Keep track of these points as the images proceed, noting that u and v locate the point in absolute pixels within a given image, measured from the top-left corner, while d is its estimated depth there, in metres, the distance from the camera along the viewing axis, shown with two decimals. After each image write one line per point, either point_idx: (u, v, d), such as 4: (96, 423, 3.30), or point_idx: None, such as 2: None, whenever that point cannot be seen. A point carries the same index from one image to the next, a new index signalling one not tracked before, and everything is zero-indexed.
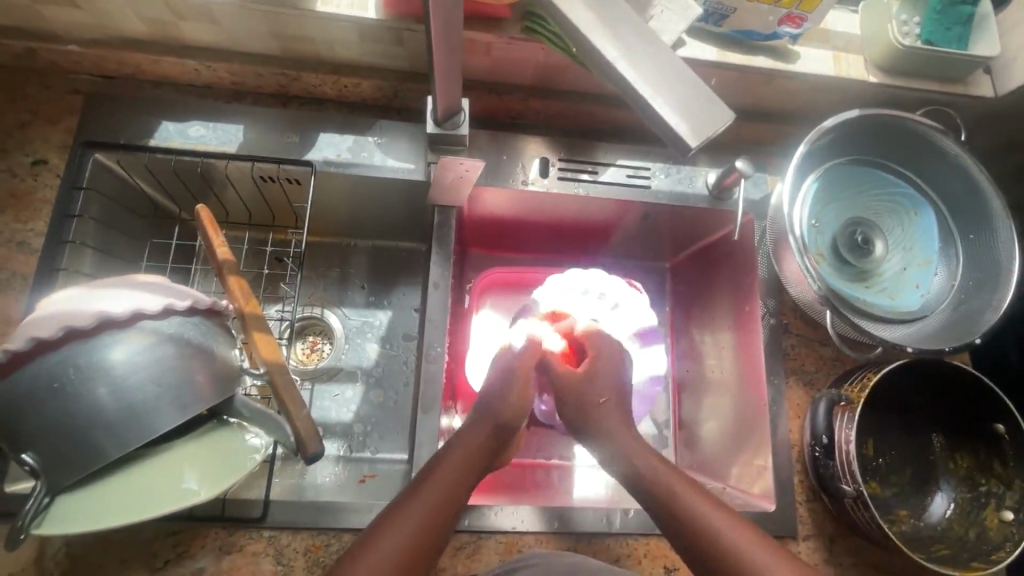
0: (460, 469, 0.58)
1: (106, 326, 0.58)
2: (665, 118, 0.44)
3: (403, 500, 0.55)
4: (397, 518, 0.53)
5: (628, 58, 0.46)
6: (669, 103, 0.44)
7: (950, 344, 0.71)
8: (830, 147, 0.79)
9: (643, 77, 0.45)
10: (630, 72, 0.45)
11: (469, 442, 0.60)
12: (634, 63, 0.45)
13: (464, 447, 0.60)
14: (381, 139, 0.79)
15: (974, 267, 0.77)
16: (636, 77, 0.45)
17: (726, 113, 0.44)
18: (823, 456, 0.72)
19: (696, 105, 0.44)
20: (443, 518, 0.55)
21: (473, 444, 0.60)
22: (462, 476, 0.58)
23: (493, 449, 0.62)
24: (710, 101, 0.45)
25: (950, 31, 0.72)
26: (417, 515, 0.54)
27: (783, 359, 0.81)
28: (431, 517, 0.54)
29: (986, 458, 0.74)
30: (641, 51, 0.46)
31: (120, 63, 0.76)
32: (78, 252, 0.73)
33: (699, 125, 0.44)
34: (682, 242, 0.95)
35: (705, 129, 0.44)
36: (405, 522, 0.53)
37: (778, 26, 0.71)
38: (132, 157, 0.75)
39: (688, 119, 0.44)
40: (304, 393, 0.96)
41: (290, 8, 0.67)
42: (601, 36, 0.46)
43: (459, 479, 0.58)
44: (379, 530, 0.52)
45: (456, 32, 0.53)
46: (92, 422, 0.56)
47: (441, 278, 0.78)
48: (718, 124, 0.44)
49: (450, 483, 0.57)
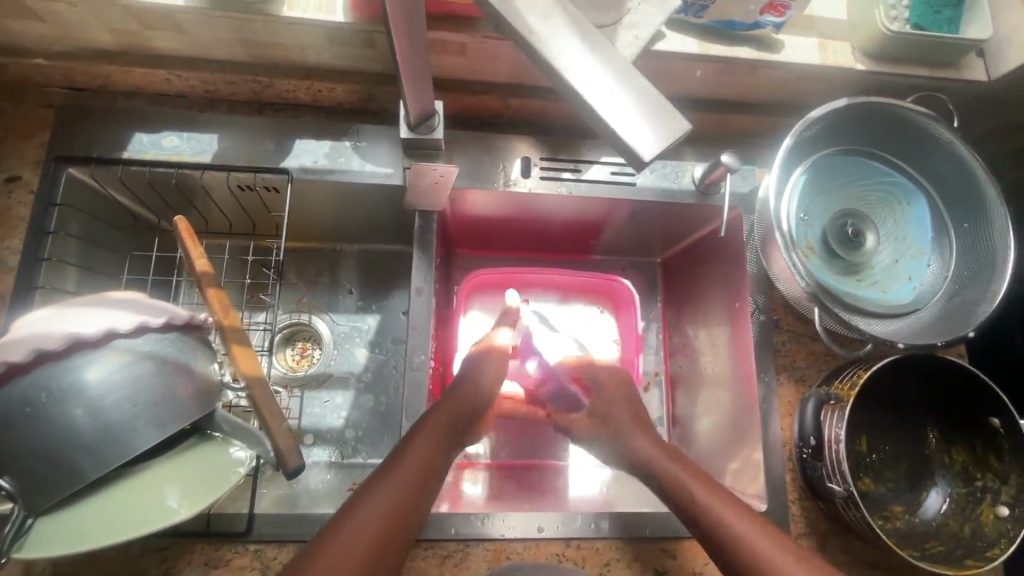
0: (429, 445, 0.60)
1: (78, 348, 0.57)
2: (618, 128, 0.42)
3: (376, 480, 0.57)
4: (371, 496, 0.55)
5: (587, 63, 0.44)
6: (627, 114, 0.43)
7: (943, 338, 0.70)
8: (819, 138, 0.77)
9: (602, 83, 0.43)
10: (588, 77, 0.43)
11: (447, 412, 0.65)
12: (593, 70, 0.44)
13: (432, 428, 0.62)
14: (359, 144, 0.78)
15: (969, 258, 0.75)
16: (592, 83, 0.43)
17: (681, 121, 0.43)
18: (811, 457, 0.71)
19: (656, 115, 0.43)
20: (423, 477, 0.58)
21: (441, 422, 0.63)
22: (435, 453, 0.60)
23: (461, 426, 0.65)
24: (668, 112, 0.43)
25: (939, 14, 0.70)
26: (392, 492, 0.55)
27: (773, 356, 0.79)
28: (405, 494, 0.56)
29: (982, 453, 0.73)
30: (602, 58, 0.44)
31: (90, 76, 0.74)
32: (56, 269, 0.72)
33: (655, 133, 0.42)
34: (672, 238, 0.94)
35: (660, 140, 0.42)
36: (382, 499, 0.55)
37: (761, 15, 0.68)
38: (106, 170, 0.74)
39: (646, 131, 0.42)
40: (294, 400, 0.95)
41: (257, 14, 0.65)
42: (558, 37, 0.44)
43: (439, 443, 0.61)
44: (353, 510, 0.54)
45: (419, 28, 0.51)
46: (68, 444, 0.56)
47: (423, 284, 0.77)
48: (674, 135, 0.42)
49: (423, 460, 0.59)
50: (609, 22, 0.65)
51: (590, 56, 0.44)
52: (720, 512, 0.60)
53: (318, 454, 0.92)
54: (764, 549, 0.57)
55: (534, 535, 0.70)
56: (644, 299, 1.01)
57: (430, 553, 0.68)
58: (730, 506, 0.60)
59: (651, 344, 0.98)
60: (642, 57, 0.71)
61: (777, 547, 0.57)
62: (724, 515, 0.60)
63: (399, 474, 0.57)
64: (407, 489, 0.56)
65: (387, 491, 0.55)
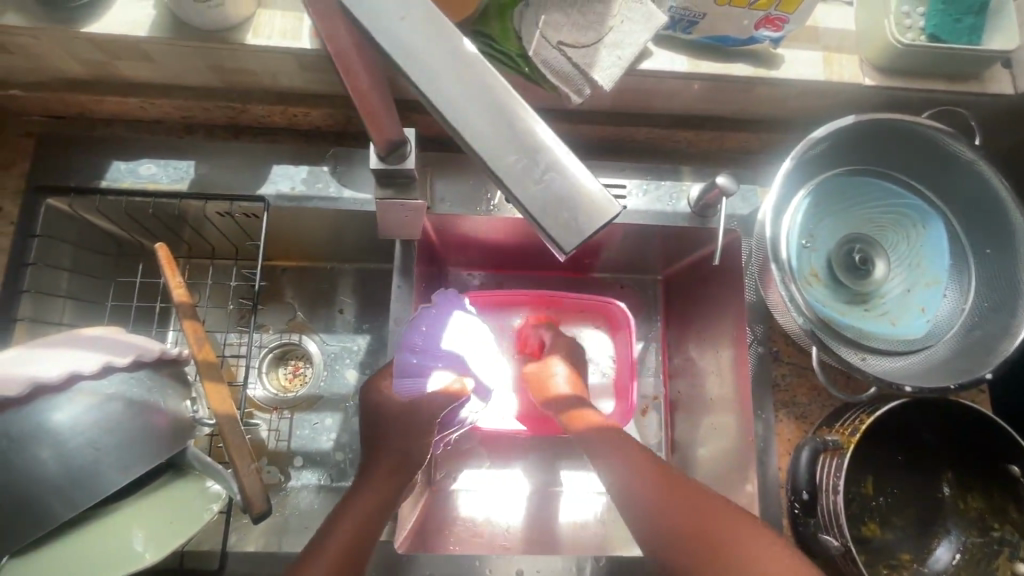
0: (382, 482, 0.61)
1: (40, 393, 0.55)
2: (535, 209, 0.32)
3: (334, 516, 0.58)
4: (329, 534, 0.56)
5: (498, 119, 0.32)
6: (550, 190, 0.32)
7: (957, 379, 0.64)
8: (823, 158, 0.71)
9: (518, 146, 0.32)
10: (499, 140, 0.32)
11: (391, 455, 0.63)
12: (507, 128, 0.32)
13: (381, 465, 0.63)
14: (336, 169, 0.76)
15: (990, 288, 0.69)
16: (504, 146, 0.32)
17: (603, 196, 0.32)
18: (802, 513, 0.68)
19: (580, 192, 0.32)
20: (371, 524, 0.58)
21: (385, 468, 0.62)
22: (385, 496, 0.60)
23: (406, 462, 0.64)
24: (595, 187, 0.32)
25: (959, 22, 0.63)
26: (348, 525, 0.57)
27: (772, 390, 0.75)
28: (362, 526, 0.57)
29: (1001, 501, 0.68)
30: (525, 109, 0.33)
31: (68, 104, 0.74)
32: (36, 300, 0.72)
33: (569, 218, 0.32)
34: (673, 256, 0.88)
35: (582, 225, 0.32)
36: (338, 533, 0.56)
37: (756, 30, 0.63)
38: (84, 199, 0.73)
39: (568, 216, 0.32)
40: (283, 422, 0.92)
41: (222, 42, 0.64)
42: (465, 83, 0.33)
43: (385, 490, 0.60)
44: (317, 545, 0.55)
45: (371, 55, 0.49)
46: (31, 490, 0.53)
47: (402, 313, 0.75)
48: (599, 222, 0.32)
49: (375, 496, 0.60)
50: (587, 41, 0.63)
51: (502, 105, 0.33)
52: (675, 499, 0.59)
53: (308, 477, 0.89)
54: (720, 528, 0.55)
55: None
56: (644, 319, 0.96)
57: None
58: (690, 496, 0.59)
59: (649, 366, 0.93)
60: (627, 76, 0.67)
61: (744, 530, 0.55)
62: (674, 495, 0.59)
63: (354, 508, 0.59)
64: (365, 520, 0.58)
65: (348, 523, 0.57)
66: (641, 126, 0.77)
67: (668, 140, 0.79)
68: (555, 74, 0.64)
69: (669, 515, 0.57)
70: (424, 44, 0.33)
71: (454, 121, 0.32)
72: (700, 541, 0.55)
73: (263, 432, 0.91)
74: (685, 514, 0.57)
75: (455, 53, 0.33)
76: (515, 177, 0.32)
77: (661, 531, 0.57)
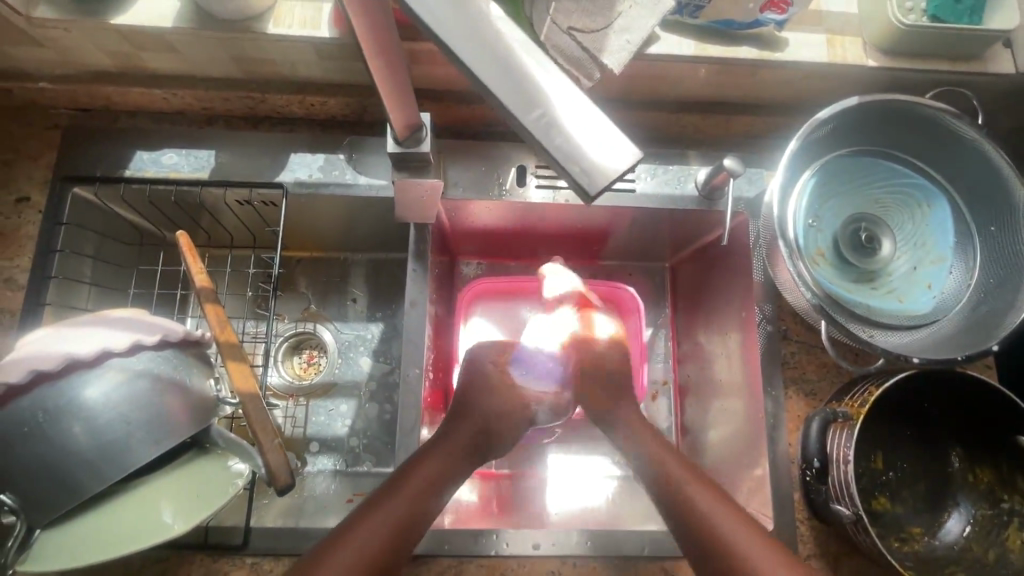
0: (446, 457, 0.62)
1: (74, 368, 0.56)
2: (559, 160, 0.33)
3: (395, 481, 0.59)
4: (384, 502, 0.56)
5: (524, 80, 0.34)
6: (573, 142, 0.34)
7: (964, 351, 0.65)
8: (828, 139, 0.73)
9: (542, 102, 0.34)
10: (523, 97, 0.34)
11: (459, 434, 0.65)
12: (531, 86, 0.34)
13: (454, 440, 0.65)
14: (352, 156, 0.78)
15: (995, 263, 0.70)
16: (528, 103, 0.34)
17: (627, 147, 0.34)
18: (815, 480, 0.69)
19: (601, 143, 0.34)
20: (425, 500, 0.58)
21: (456, 447, 0.64)
22: (444, 473, 0.61)
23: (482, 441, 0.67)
24: (615, 137, 0.34)
25: (960, 4, 0.66)
26: (404, 500, 0.57)
27: (782, 368, 0.76)
28: (423, 496, 0.58)
29: (1009, 473, 0.69)
30: (550, 71, 0.35)
31: (94, 96, 0.77)
32: (64, 286, 0.74)
33: (594, 165, 0.33)
34: (681, 242, 0.88)
35: (606, 171, 0.33)
36: (392, 504, 0.56)
37: (761, 13, 0.65)
38: (110, 188, 0.76)
39: (590, 165, 0.33)
40: (298, 410, 0.91)
41: (243, 32, 0.67)
42: (491, 44, 0.35)
43: (447, 464, 0.62)
44: (370, 508, 0.56)
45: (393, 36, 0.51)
46: (65, 462, 0.55)
47: (418, 296, 0.76)
48: (619, 169, 0.34)
49: (439, 469, 0.61)
50: (597, 27, 0.65)
51: (527, 63, 0.35)
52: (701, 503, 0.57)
53: (324, 463, 0.88)
54: (741, 538, 0.54)
55: (529, 552, 0.69)
56: (652, 306, 0.96)
57: (424, 567, 0.69)
58: (707, 493, 0.58)
59: (659, 352, 0.93)
60: (635, 61, 0.70)
61: (750, 532, 0.55)
62: (702, 501, 0.57)
63: (415, 476, 0.59)
64: (426, 491, 0.58)
65: (407, 493, 0.57)
66: (646, 112, 0.79)
67: (675, 125, 0.81)
68: (566, 59, 0.66)
69: (691, 521, 0.57)
70: (448, 7, 0.35)
71: (482, 80, 0.34)
72: (724, 550, 0.54)
73: (279, 418, 0.90)
74: (712, 518, 0.56)
75: (479, 17, 0.35)
76: (540, 131, 0.34)
77: (685, 534, 0.57)
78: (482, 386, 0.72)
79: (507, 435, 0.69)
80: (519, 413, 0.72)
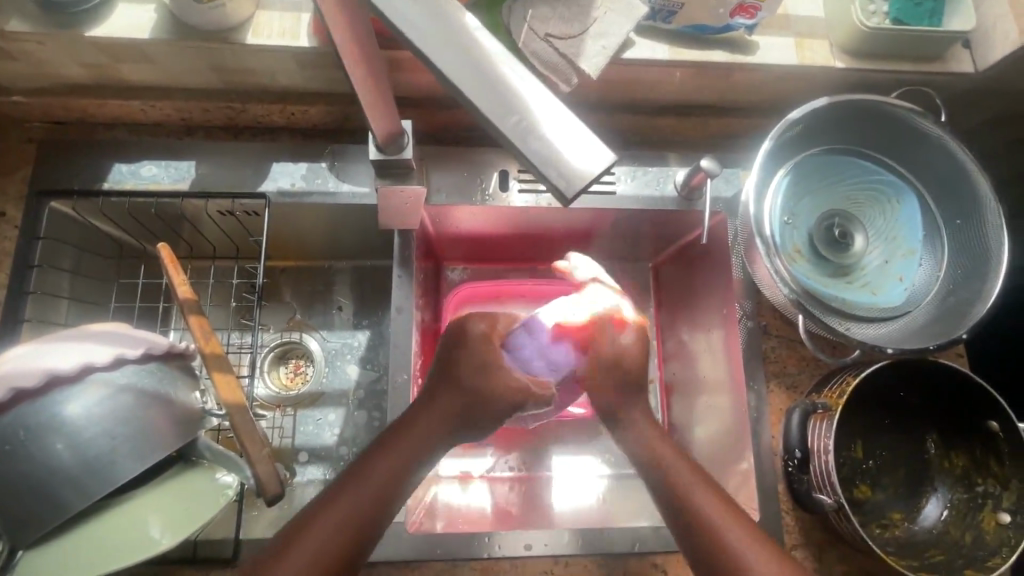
0: (414, 444, 0.58)
1: (55, 385, 0.55)
2: (537, 165, 0.34)
3: (375, 450, 0.57)
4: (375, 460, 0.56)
5: (500, 87, 0.35)
6: (550, 146, 0.35)
7: (936, 340, 0.67)
8: (799, 139, 0.75)
9: (519, 109, 0.35)
10: (499, 104, 0.35)
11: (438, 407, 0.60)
12: (507, 94, 0.35)
13: (428, 413, 0.60)
14: (335, 165, 0.78)
15: (961, 256, 0.73)
16: (505, 109, 0.35)
17: (604, 151, 0.35)
18: (798, 469, 0.71)
19: (577, 147, 0.35)
20: (409, 465, 0.57)
21: (437, 418, 0.60)
22: (420, 450, 0.58)
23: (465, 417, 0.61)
24: (591, 143, 0.35)
25: (920, 7, 0.69)
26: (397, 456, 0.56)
27: (763, 363, 0.78)
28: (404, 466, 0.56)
29: (983, 456, 0.71)
30: (525, 77, 0.36)
31: (70, 109, 0.76)
32: (42, 301, 0.73)
33: (574, 165, 0.34)
34: (662, 241, 0.90)
35: (583, 173, 0.34)
36: (381, 463, 0.56)
37: (732, 18, 0.68)
38: (88, 201, 0.75)
39: (569, 169, 0.34)
40: (286, 420, 0.90)
41: (223, 43, 0.67)
42: (468, 53, 0.36)
43: (428, 434, 0.59)
44: (340, 489, 0.54)
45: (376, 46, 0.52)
46: (46, 481, 0.53)
47: (404, 301, 0.77)
48: (595, 172, 0.34)
49: (412, 448, 0.57)
50: (574, 33, 0.67)
51: (502, 72, 0.35)
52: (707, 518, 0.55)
53: (313, 472, 0.86)
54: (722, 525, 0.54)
55: (522, 554, 0.70)
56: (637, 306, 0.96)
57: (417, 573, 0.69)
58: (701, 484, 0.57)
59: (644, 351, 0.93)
60: (612, 65, 0.71)
61: (735, 519, 0.55)
62: (688, 493, 0.57)
63: (382, 464, 0.56)
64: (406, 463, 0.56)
65: (390, 460, 0.56)
66: (624, 115, 0.81)
67: (653, 127, 0.83)
68: (545, 65, 0.67)
69: (698, 532, 0.55)
70: (426, 19, 0.36)
71: (460, 88, 0.35)
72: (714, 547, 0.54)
73: (267, 429, 0.89)
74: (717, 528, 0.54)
75: (457, 27, 0.36)
76: (518, 137, 0.35)
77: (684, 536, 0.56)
78: (461, 363, 0.63)
79: (491, 415, 0.62)
80: (512, 391, 0.63)
